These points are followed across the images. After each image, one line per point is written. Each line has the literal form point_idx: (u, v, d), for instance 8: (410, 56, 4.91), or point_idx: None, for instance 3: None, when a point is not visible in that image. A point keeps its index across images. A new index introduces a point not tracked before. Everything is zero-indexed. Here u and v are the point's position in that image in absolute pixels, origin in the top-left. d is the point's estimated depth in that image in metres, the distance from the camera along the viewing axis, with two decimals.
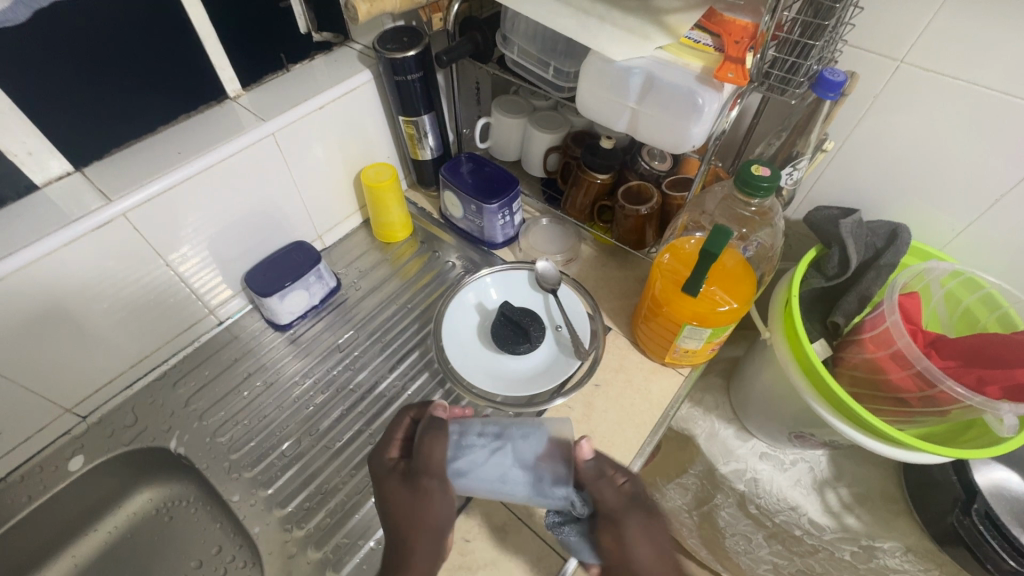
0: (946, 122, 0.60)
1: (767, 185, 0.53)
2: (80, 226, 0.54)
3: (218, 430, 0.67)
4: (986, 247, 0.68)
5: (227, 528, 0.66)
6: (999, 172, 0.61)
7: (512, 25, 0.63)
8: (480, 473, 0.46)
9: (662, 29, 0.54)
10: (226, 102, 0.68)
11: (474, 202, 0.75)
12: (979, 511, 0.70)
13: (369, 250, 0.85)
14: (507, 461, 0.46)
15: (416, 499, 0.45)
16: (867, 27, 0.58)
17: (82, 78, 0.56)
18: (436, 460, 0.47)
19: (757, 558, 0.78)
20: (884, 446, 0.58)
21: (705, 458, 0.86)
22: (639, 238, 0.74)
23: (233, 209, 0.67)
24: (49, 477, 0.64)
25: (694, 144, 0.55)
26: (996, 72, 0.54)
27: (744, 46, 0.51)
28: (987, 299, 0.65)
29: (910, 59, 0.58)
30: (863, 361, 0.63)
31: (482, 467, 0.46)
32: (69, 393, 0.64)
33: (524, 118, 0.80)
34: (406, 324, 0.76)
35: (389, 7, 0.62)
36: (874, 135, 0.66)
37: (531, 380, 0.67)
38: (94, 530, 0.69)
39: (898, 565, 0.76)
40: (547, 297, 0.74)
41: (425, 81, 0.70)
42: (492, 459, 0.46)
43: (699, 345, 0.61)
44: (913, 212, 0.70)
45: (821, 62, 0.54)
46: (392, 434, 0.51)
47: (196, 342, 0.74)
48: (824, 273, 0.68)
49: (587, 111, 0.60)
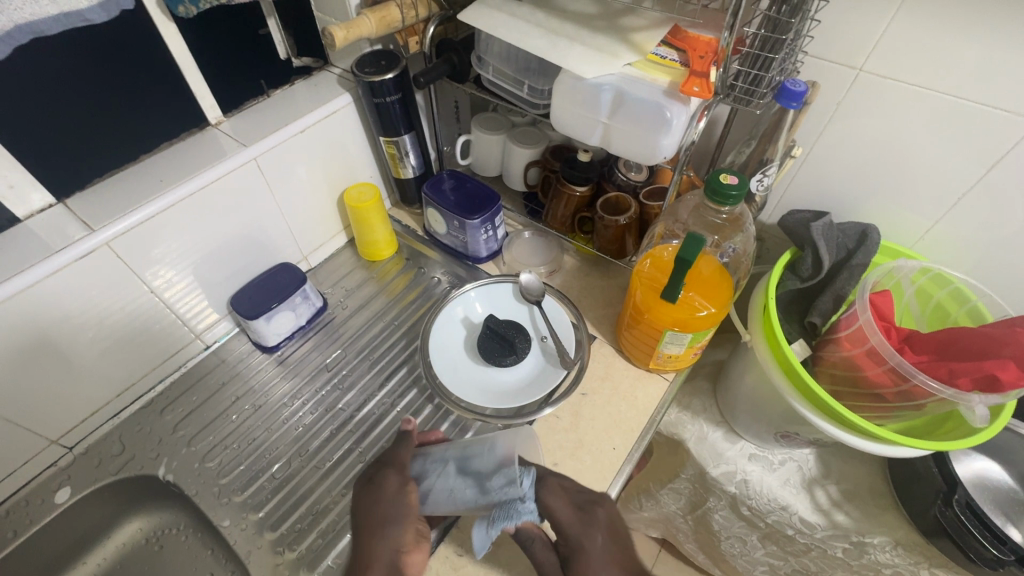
0: (906, 125, 0.63)
1: (736, 193, 0.54)
2: (64, 256, 0.55)
3: (207, 456, 0.67)
4: (954, 244, 0.70)
5: (219, 554, 0.66)
6: (959, 171, 0.63)
7: (486, 46, 0.65)
8: (434, 495, 0.50)
9: (630, 47, 0.56)
10: (208, 129, 0.69)
11: (457, 219, 0.76)
12: (961, 502, 0.72)
13: (355, 269, 0.86)
14: (448, 465, 0.51)
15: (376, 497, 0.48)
16: (825, 39, 0.61)
17: (64, 108, 0.57)
18: (400, 459, 0.53)
19: (752, 560, 0.86)
20: (866, 442, 0.59)
21: (694, 462, 0.88)
22: (620, 248, 0.76)
23: (219, 233, 0.68)
24: (37, 510, 0.63)
25: (665, 155, 0.57)
26: (949, 76, 0.57)
27: (708, 61, 0.53)
28: (957, 293, 0.67)
29: (868, 66, 0.61)
30: (841, 359, 0.65)
31: (429, 468, 0.52)
32: (56, 424, 0.63)
33: (504, 134, 0.82)
34: (393, 340, 0.77)
35: (365, 32, 0.63)
36: (839, 140, 0.68)
37: (520, 392, 0.67)
38: (83, 562, 0.68)
39: (889, 559, 0.79)
40: (532, 309, 0.75)
41: (404, 102, 0.71)
42: (445, 479, 0.50)
43: (681, 351, 0.63)
44: (882, 213, 0.72)
45: (783, 73, 0.56)
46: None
47: (183, 367, 0.74)
48: (799, 275, 0.70)
49: (561, 126, 0.62)
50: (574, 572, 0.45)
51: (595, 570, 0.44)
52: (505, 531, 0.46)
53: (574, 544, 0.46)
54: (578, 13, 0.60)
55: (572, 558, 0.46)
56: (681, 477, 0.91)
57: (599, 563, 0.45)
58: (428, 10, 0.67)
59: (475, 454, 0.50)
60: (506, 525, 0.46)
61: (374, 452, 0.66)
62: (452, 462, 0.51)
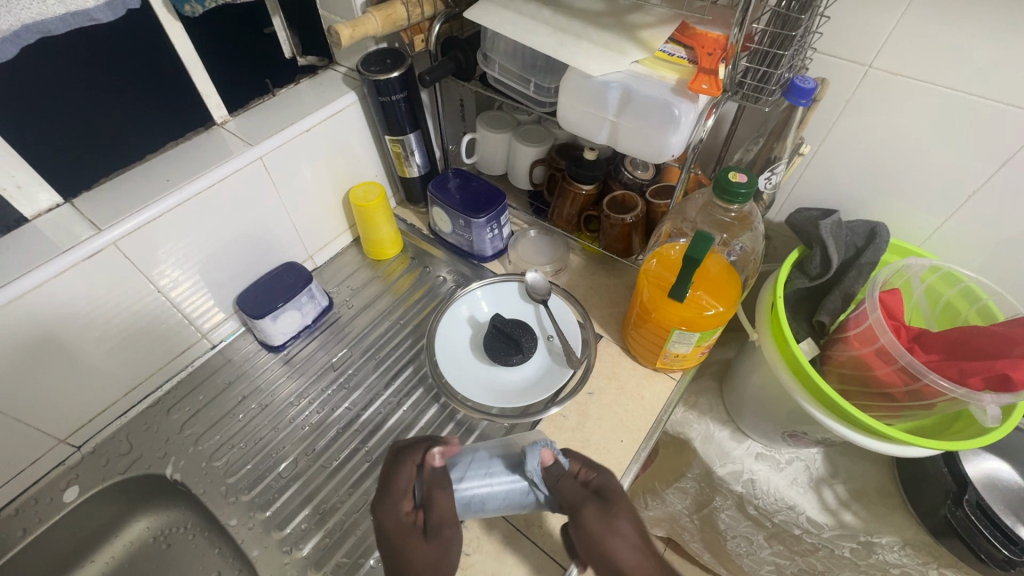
0: (915, 122, 0.62)
1: (745, 192, 0.54)
2: (72, 256, 0.55)
3: (214, 455, 0.67)
4: (964, 243, 0.70)
5: (226, 552, 0.66)
6: (970, 168, 0.63)
7: (492, 44, 0.65)
8: (471, 479, 0.51)
9: (638, 43, 0.56)
10: (212, 129, 0.67)
11: (462, 217, 0.76)
12: (971, 502, 0.72)
13: (361, 268, 0.86)
14: (485, 450, 0.53)
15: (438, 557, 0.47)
16: (834, 35, 0.61)
17: (69, 107, 0.58)
18: (448, 509, 0.49)
19: (759, 559, 0.83)
20: (876, 442, 0.59)
21: (700, 461, 0.88)
22: (626, 246, 0.76)
23: (225, 232, 0.68)
24: (45, 509, 0.64)
25: (673, 153, 0.56)
26: (960, 73, 0.56)
27: (716, 58, 0.53)
28: (967, 292, 0.67)
29: (878, 63, 0.60)
30: (849, 358, 0.64)
31: (466, 459, 0.53)
32: (63, 424, 0.64)
33: (509, 133, 0.82)
34: (399, 340, 0.77)
35: (371, 30, 0.63)
36: (848, 137, 0.68)
37: (525, 391, 0.67)
38: (91, 560, 0.69)
39: (897, 559, 0.78)
40: (538, 308, 0.75)
41: (410, 100, 0.71)
42: (484, 458, 0.53)
43: (689, 350, 0.62)
44: (891, 211, 0.72)
45: (792, 69, 0.56)
46: (400, 484, 0.49)
47: (189, 367, 0.74)
48: (807, 274, 0.69)
49: (568, 124, 0.61)
50: (610, 501, 0.48)
51: (625, 504, 0.48)
52: (545, 460, 0.49)
53: (604, 480, 0.50)
54: (585, 11, 0.60)
55: (605, 490, 0.49)
56: (686, 476, 0.90)
57: (625, 501, 0.48)
58: (433, 8, 0.67)
59: (507, 439, 0.55)
60: (545, 451, 0.50)
61: (381, 451, 0.66)
62: (488, 446, 0.54)
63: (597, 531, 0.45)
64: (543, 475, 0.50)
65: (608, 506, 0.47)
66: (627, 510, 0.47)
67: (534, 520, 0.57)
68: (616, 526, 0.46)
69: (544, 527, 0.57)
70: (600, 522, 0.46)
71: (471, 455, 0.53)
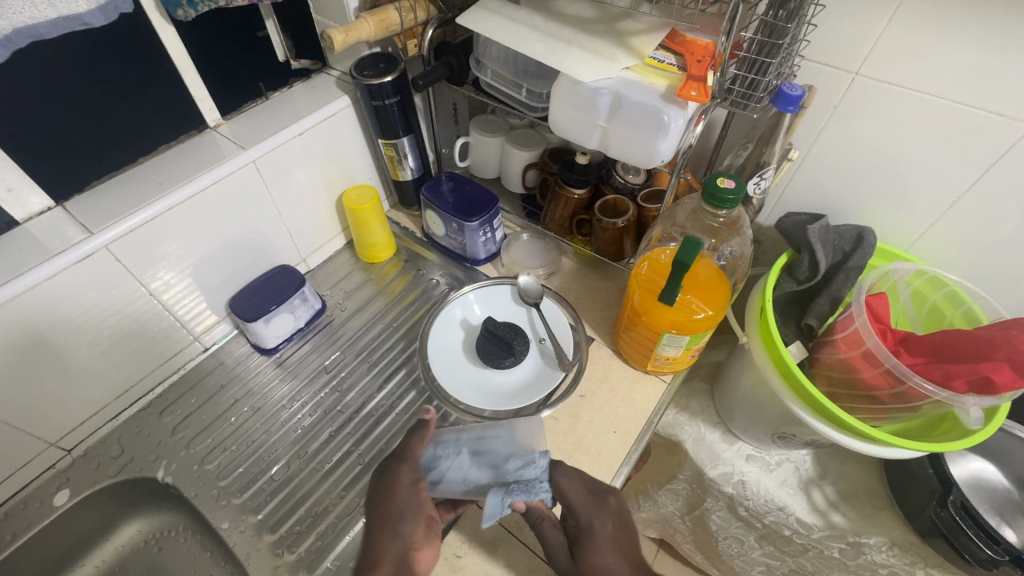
0: (901, 128, 0.63)
1: (733, 197, 0.55)
2: (63, 259, 0.55)
3: (206, 458, 0.67)
4: (950, 247, 0.71)
5: (218, 556, 0.66)
6: (954, 174, 0.64)
7: (484, 50, 0.65)
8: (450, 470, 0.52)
9: (627, 50, 0.57)
10: (206, 132, 0.68)
11: (455, 221, 0.76)
12: (955, 503, 0.72)
13: (354, 271, 0.86)
14: (464, 450, 0.53)
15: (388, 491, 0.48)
16: (821, 43, 0.62)
17: (61, 110, 0.57)
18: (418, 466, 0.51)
19: (750, 560, 0.85)
20: (863, 444, 0.60)
21: (692, 463, 0.89)
22: (618, 250, 0.76)
23: (217, 235, 0.68)
24: (35, 513, 0.63)
25: (663, 159, 0.57)
26: (943, 80, 0.58)
27: (705, 65, 0.53)
28: (952, 295, 0.68)
29: (864, 71, 0.61)
30: (837, 361, 0.65)
31: (445, 450, 0.53)
32: (54, 427, 0.63)
33: (502, 137, 0.82)
34: (392, 342, 0.77)
35: (364, 35, 0.64)
36: (836, 142, 0.69)
37: (517, 394, 0.68)
38: (81, 565, 0.68)
39: (885, 559, 0.79)
40: (530, 311, 0.75)
41: (403, 104, 0.71)
42: (461, 457, 0.53)
43: (679, 353, 0.63)
44: (878, 216, 0.73)
45: (780, 77, 0.57)
46: None
47: (181, 370, 0.74)
48: (796, 278, 0.70)
49: (559, 129, 0.62)
50: (581, 552, 0.48)
51: (603, 552, 0.47)
52: (517, 510, 0.49)
53: (584, 526, 0.49)
54: (576, 17, 0.60)
55: (579, 539, 0.48)
56: (678, 479, 0.92)
57: (607, 546, 0.47)
58: (427, 13, 0.68)
59: (492, 437, 0.54)
60: (518, 502, 0.49)
61: (373, 454, 0.66)
62: (468, 442, 0.54)
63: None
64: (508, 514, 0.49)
65: (578, 559, 0.48)
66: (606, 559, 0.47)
67: (525, 522, 0.58)
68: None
69: (535, 529, 0.57)
70: (570, 572, 0.48)
71: (451, 450, 0.53)
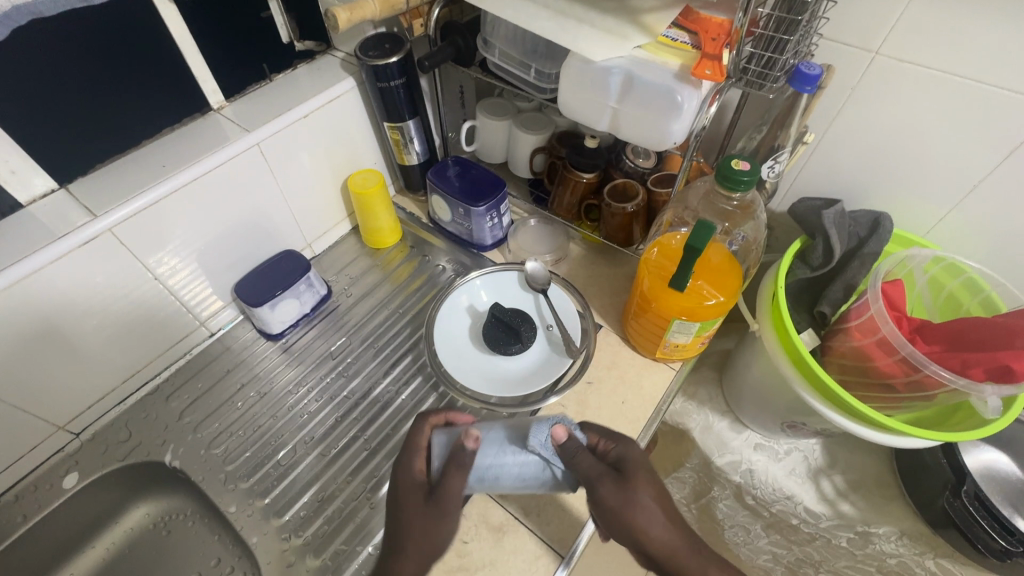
0: (921, 110, 0.61)
1: (747, 179, 0.53)
2: (67, 242, 0.54)
3: (213, 442, 0.67)
4: (968, 233, 0.69)
5: (226, 539, 0.66)
6: (976, 158, 0.62)
7: (492, 29, 0.64)
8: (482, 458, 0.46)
9: (639, 28, 0.55)
10: (210, 114, 0.67)
11: (462, 206, 0.75)
12: (969, 493, 0.72)
13: (360, 256, 0.85)
14: (497, 423, 0.50)
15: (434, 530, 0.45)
16: (841, 20, 0.59)
17: (64, 91, 0.56)
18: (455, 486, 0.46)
19: (756, 548, 0.82)
20: (876, 433, 0.59)
21: (699, 451, 0.87)
22: (626, 236, 0.75)
23: (222, 219, 0.67)
24: (45, 496, 0.64)
25: (676, 141, 0.56)
26: (968, 59, 0.55)
27: (721, 43, 0.51)
28: (970, 283, 0.66)
29: (885, 50, 0.59)
30: (850, 350, 0.64)
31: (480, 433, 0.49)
32: (61, 410, 0.64)
33: (509, 120, 0.81)
34: (398, 328, 0.76)
35: (369, 13, 0.62)
36: (854, 125, 0.67)
37: (524, 381, 0.67)
38: (91, 547, 0.69)
39: (894, 549, 0.79)
40: (537, 297, 0.74)
41: (409, 86, 0.70)
42: (496, 432, 0.49)
43: (689, 340, 0.62)
44: (894, 201, 0.71)
45: (797, 55, 0.55)
46: (415, 439, 0.50)
47: (188, 354, 0.74)
48: (809, 263, 0.69)
49: (569, 111, 0.61)
50: (627, 474, 0.45)
51: (645, 483, 0.45)
52: (557, 436, 0.45)
53: (622, 449, 0.48)
54: None
55: (621, 462, 0.46)
56: (685, 467, 0.89)
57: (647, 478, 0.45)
58: None
59: (524, 417, 0.51)
60: (558, 427, 0.46)
61: (379, 440, 0.66)
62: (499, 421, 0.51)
63: (613, 507, 0.43)
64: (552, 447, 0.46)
65: (625, 481, 0.44)
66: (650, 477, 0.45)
67: (532, 509, 0.58)
68: (633, 501, 0.43)
69: (542, 516, 0.57)
70: (617, 497, 0.43)
71: (484, 427, 0.50)
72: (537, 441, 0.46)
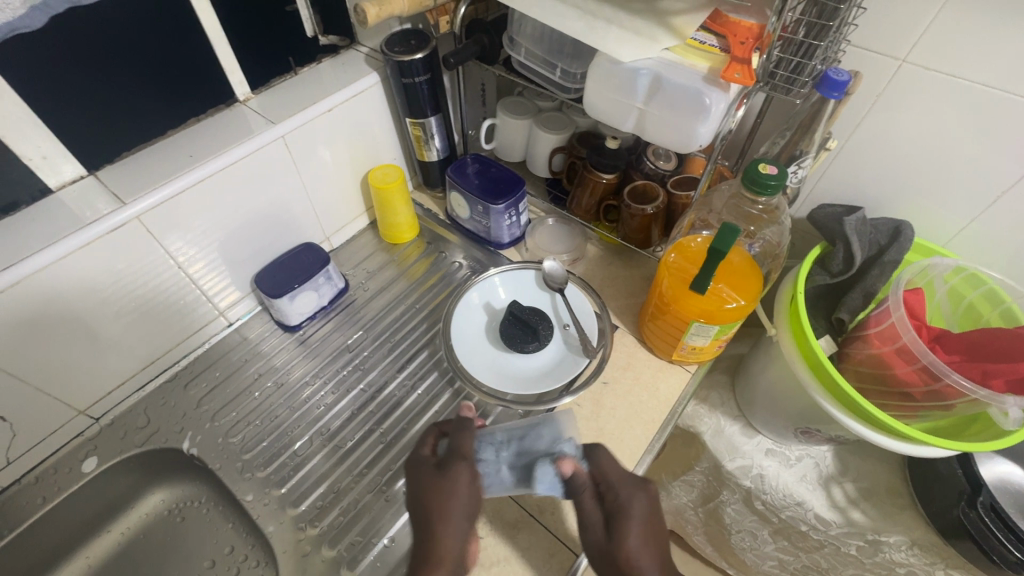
0: (946, 120, 0.61)
1: (774, 184, 0.53)
2: (94, 229, 0.55)
3: (230, 431, 0.68)
4: (989, 244, 0.69)
5: (240, 527, 0.67)
6: (1001, 169, 0.61)
7: (518, 27, 0.64)
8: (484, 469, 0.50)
9: (669, 30, 0.55)
10: (235, 106, 0.69)
11: (481, 203, 0.76)
12: (985, 504, 0.72)
13: (376, 251, 0.86)
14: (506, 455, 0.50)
15: (448, 492, 0.45)
16: (869, 27, 0.59)
17: (93, 78, 0.57)
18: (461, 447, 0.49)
19: (762, 554, 0.80)
20: (894, 441, 0.58)
21: (709, 455, 0.89)
22: (645, 237, 0.75)
23: (242, 211, 0.68)
24: (64, 479, 0.64)
25: (701, 144, 0.56)
26: (996, 69, 0.55)
27: (749, 46, 0.52)
28: (990, 295, 0.66)
29: (912, 57, 0.59)
30: (868, 357, 0.64)
31: (485, 466, 0.50)
32: (83, 395, 0.64)
33: (530, 119, 0.81)
34: (414, 324, 0.77)
35: (397, 10, 0.62)
36: (878, 133, 0.66)
37: (539, 379, 0.67)
38: (107, 531, 0.70)
39: (904, 558, 0.78)
40: (554, 297, 0.75)
41: (433, 83, 0.70)
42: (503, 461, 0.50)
43: (706, 343, 0.62)
44: (915, 210, 0.71)
45: (825, 62, 0.55)
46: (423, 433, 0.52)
47: (206, 344, 0.74)
48: (829, 270, 0.69)
49: (594, 111, 0.61)
50: (619, 527, 0.45)
51: (636, 532, 0.45)
52: (564, 473, 0.47)
53: (622, 502, 0.46)
54: None
55: (616, 515, 0.46)
56: (694, 470, 0.90)
57: (639, 527, 0.45)
58: None
59: (532, 434, 0.51)
60: (565, 461, 0.48)
61: (395, 433, 0.66)
62: (508, 449, 0.50)
63: (602, 555, 0.46)
64: (561, 482, 0.48)
65: (613, 534, 0.45)
66: (641, 540, 0.45)
67: (547, 506, 0.58)
68: (620, 558, 0.44)
69: (556, 513, 0.57)
70: (603, 548, 0.46)
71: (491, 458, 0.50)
72: (546, 478, 0.47)
